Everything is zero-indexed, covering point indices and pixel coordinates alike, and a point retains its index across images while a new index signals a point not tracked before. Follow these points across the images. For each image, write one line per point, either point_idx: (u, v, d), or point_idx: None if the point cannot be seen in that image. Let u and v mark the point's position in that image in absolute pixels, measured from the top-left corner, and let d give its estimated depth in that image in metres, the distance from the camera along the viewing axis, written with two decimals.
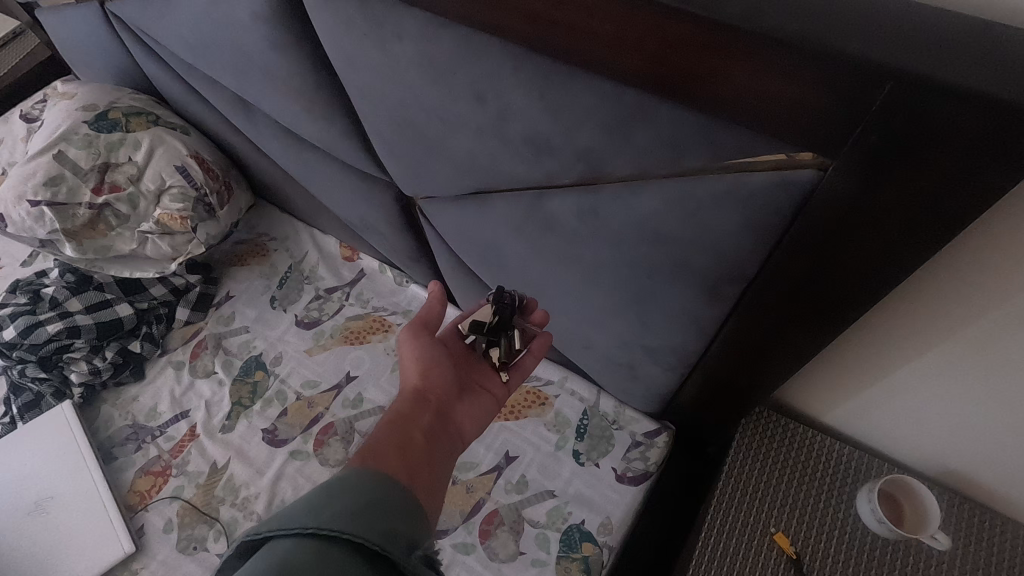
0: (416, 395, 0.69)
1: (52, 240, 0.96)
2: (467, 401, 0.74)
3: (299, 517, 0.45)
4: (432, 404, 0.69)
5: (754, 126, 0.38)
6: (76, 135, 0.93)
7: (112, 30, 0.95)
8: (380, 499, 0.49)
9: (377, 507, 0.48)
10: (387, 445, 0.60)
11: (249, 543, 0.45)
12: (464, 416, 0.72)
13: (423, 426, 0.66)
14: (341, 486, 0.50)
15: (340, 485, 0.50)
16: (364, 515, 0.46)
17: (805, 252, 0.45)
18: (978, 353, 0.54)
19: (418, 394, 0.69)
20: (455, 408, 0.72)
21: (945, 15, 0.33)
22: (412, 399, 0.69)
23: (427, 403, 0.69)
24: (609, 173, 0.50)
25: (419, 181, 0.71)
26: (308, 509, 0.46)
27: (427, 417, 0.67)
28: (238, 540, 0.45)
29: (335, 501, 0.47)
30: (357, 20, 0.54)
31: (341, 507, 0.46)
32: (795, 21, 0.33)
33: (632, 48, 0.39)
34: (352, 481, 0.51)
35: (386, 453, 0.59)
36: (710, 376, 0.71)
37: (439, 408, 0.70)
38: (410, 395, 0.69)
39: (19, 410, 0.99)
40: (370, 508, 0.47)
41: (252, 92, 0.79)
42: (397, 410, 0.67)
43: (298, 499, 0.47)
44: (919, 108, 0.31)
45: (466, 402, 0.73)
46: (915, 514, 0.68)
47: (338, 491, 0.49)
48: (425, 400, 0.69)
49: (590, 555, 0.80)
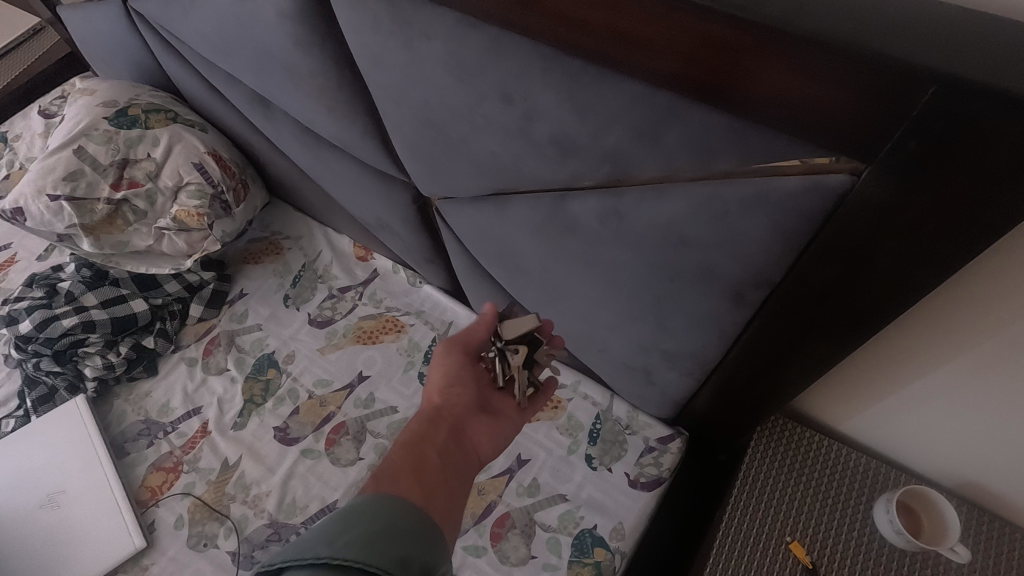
0: (432, 416, 0.70)
1: (71, 235, 0.96)
2: (485, 418, 0.74)
3: (312, 547, 0.44)
4: (448, 423, 0.70)
5: (784, 128, 0.38)
6: (96, 131, 0.94)
7: (133, 27, 0.96)
8: (392, 525, 0.49)
9: (390, 534, 0.48)
10: (401, 466, 0.61)
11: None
12: (480, 433, 0.72)
13: (437, 446, 0.66)
14: (353, 515, 0.49)
15: (351, 513, 0.50)
16: (376, 542, 0.46)
17: (834, 257, 0.44)
18: (1000, 364, 0.53)
19: (434, 414, 0.70)
20: (472, 425, 0.72)
21: (985, 20, 0.32)
22: (428, 419, 0.70)
23: (442, 422, 0.70)
24: (634, 174, 0.49)
25: (439, 182, 0.72)
26: (320, 538, 0.45)
27: (442, 436, 0.68)
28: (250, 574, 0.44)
29: (348, 529, 0.47)
30: (385, 19, 0.54)
31: (353, 535, 0.46)
32: (832, 23, 0.32)
33: (665, 49, 0.38)
34: (364, 507, 0.51)
35: (400, 475, 0.59)
36: (727, 380, 0.70)
37: (456, 426, 0.71)
38: (426, 416, 0.70)
39: (33, 404, 0.99)
40: (382, 536, 0.47)
41: (273, 90, 0.80)
42: (413, 431, 0.68)
43: (312, 529, 0.47)
44: (965, 111, 0.31)
45: (484, 418, 0.74)
46: (934, 526, 0.67)
47: (351, 519, 0.49)
48: (440, 419, 0.70)
49: (602, 560, 0.79)
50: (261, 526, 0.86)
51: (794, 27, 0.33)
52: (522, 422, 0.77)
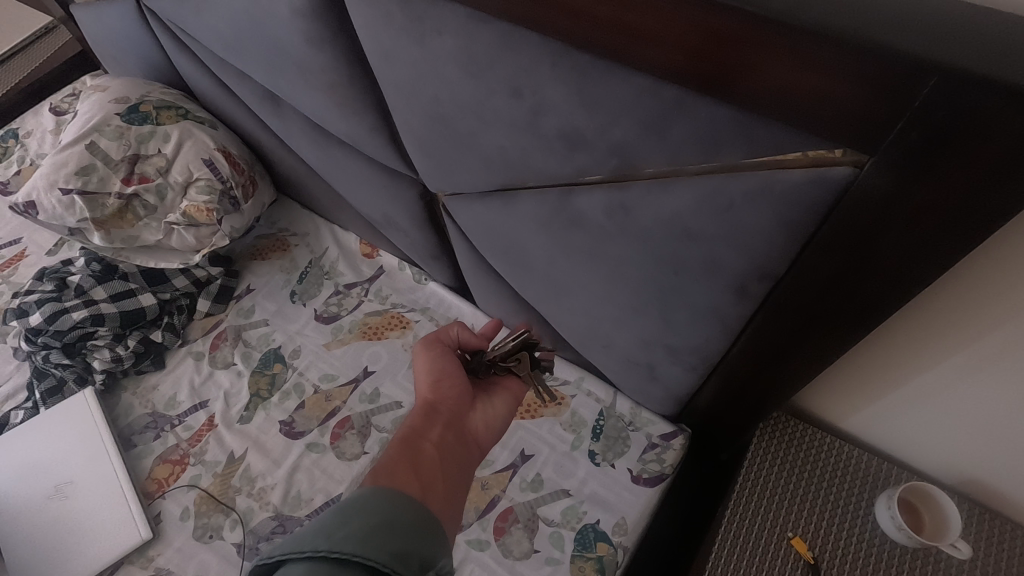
0: (426, 409, 0.71)
1: (82, 228, 0.99)
2: (479, 410, 0.75)
3: (311, 540, 0.45)
4: (443, 416, 0.72)
5: (789, 120, 0.39)
6: (108, 126, 0.95)
7: (146, 25, 0.98)
8: (391, 519, 0.50)
9: (388, 528, 0.48)
10: (399, 461, 0.62)
11: (263, 567, 0.45)
12: (476, 425, 0.74)
13: (433, 440, 0.68)
14: (352, 508, 0.50)
15: (349, 506, 0.50)
16: (375, 536, 0.47)
17: (835, 251, 0.45)
18: (997, 362, 0.54)
19: (428, 410, 0.71)
20: (466, 418, 0.74)
21: (987, 15, 0.33)
22: (423, 413, 0.71)
23: (437, 416, 0.71)
24: (641, 168, 0.50)
25: (448, 177, 0.73)
26: (319, 532, 0.46)
27: (438, 430, 0.69)
28: (252, 564, 0.45)
29: (347, 523, 0.47)
30: (397, 15, 0.55)
31: (352, 529, 0.47)
32: (838, 16, 0.33)
33: (674, 45, 0.39)
34: (364, 501, 0.51)
35: (399, 469, 0.60)
36: (730, 376, 0.71)
37: (452, 420, 0.72)
38: (420, 410, 0.71)
39: (42, 396, 1.00)
40: (380, 529, 0.48)
41: (284, 87, 0.81)
42: (409, 426, 0.69)
43: (312, 522, 0.47)
44: (964, 104, 0.32)
45: (478, 411, 0.75)
46: (935, 522, 0.67)
47: (350, 513, 0.49)
48: (434, 413, 0.71)
49: (604, 555, 0.80)
50: (266, 518, 0.87)
51: (800, 21, 0.33)
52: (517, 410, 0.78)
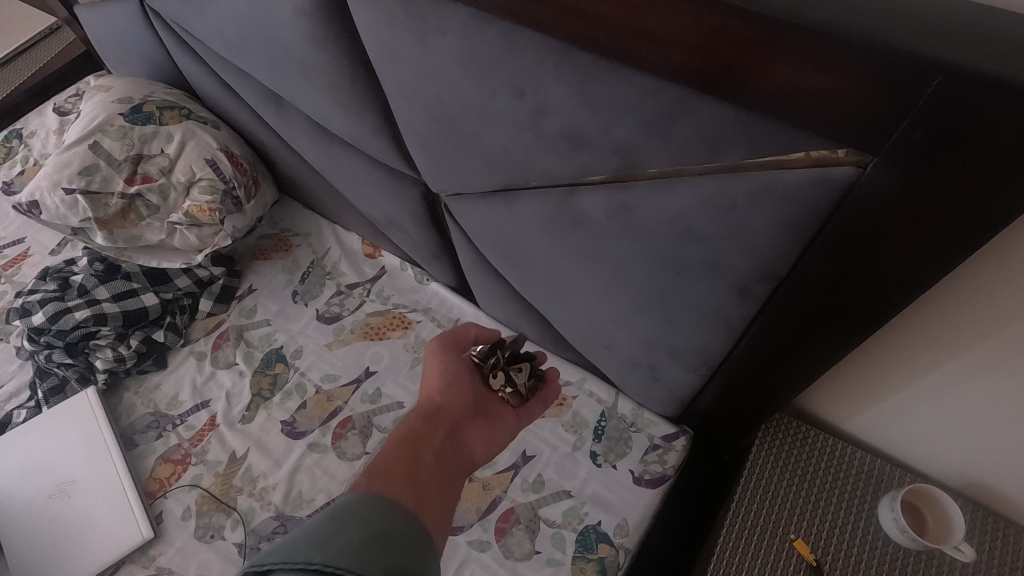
0: (429, 411, 0.74)
1: (85, 228, 0.99)
2: (480, 424, 0.77)
3: (304, 552, 0.44)
4: (445, 420, 0.74)
5: (792, 119, 0.38)
6: (111, 126, 0.96)
7: (149, 25, 0.98)
8: (385, 535, 0.49)
9: (381, 544, 0.48)
10: (397, 463, 0.63)
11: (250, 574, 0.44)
12: (475, 437, 0.76)
13: (433, 446, 0.69)
14: (345, 519, 0.49)
15: (343, 518, 0.49)
16: (369, 551, 0.46)
17: (838, 251, 0.45)
18: (999, 364, 0.54)
19: (432, 412, 0.74)
20: (467, 428, 0.76)
21: (992, 14, 0.33)
22: (426, 414, 0.74)
23: (440, 421, 0.73)
24: (643, 168, 0.50)
25: (451, 177, 0.73)
26: (312, 544, 0.45)
27: (438, 435, 0.71)
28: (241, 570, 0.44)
29: (341, 535, 0.47)
30: (399, 14, 0.55)
31: (345, 542, 0.46)
32: (843, 15, 0.33)
33: (678, 44, 0.39)
34: (358, 512, 0.51)
35: (396, 473, 0.61)
36: (732, 377, 0.71)
37: (453, 425, 0.74)
38: (424, 413, 0.74)
39: (45, 395, 1.01)
40: (374, 545, 0.47)
41: (287, 86, 0.81)
42: (412, 427, 0.71)
43: (305, 533, 0.47)
44: (967, 103, 0.32)
45: (479, 425, 0.77)
46: (937, 524, 0.67)
47: (345, 524, 0.49)
48: (437, 416, 0.74)
49: (605, 556, 0.80)
50: (267, 518, 0.87)
51: (804, 21, 0.33)
52: (515, 430, 0.81)
